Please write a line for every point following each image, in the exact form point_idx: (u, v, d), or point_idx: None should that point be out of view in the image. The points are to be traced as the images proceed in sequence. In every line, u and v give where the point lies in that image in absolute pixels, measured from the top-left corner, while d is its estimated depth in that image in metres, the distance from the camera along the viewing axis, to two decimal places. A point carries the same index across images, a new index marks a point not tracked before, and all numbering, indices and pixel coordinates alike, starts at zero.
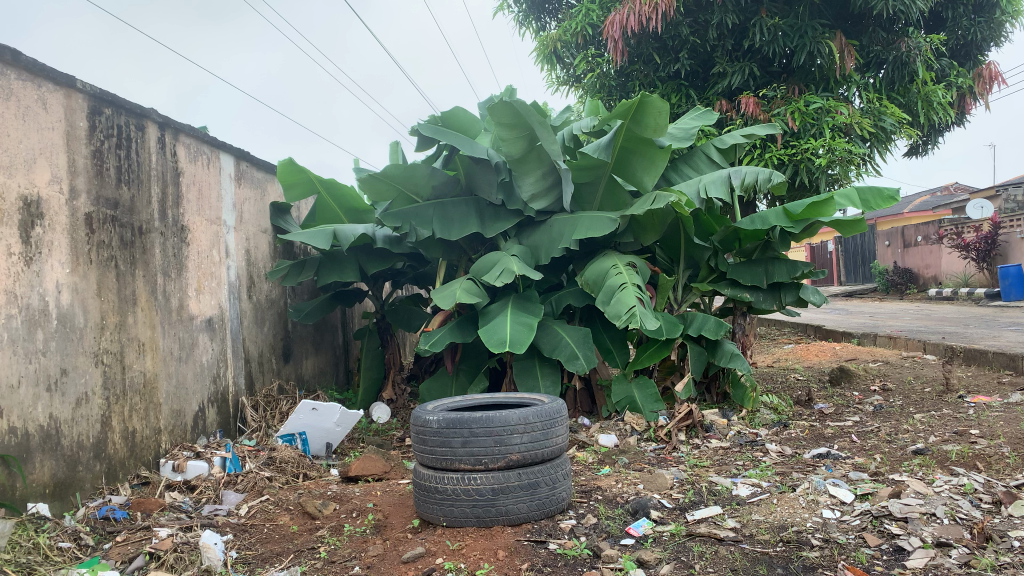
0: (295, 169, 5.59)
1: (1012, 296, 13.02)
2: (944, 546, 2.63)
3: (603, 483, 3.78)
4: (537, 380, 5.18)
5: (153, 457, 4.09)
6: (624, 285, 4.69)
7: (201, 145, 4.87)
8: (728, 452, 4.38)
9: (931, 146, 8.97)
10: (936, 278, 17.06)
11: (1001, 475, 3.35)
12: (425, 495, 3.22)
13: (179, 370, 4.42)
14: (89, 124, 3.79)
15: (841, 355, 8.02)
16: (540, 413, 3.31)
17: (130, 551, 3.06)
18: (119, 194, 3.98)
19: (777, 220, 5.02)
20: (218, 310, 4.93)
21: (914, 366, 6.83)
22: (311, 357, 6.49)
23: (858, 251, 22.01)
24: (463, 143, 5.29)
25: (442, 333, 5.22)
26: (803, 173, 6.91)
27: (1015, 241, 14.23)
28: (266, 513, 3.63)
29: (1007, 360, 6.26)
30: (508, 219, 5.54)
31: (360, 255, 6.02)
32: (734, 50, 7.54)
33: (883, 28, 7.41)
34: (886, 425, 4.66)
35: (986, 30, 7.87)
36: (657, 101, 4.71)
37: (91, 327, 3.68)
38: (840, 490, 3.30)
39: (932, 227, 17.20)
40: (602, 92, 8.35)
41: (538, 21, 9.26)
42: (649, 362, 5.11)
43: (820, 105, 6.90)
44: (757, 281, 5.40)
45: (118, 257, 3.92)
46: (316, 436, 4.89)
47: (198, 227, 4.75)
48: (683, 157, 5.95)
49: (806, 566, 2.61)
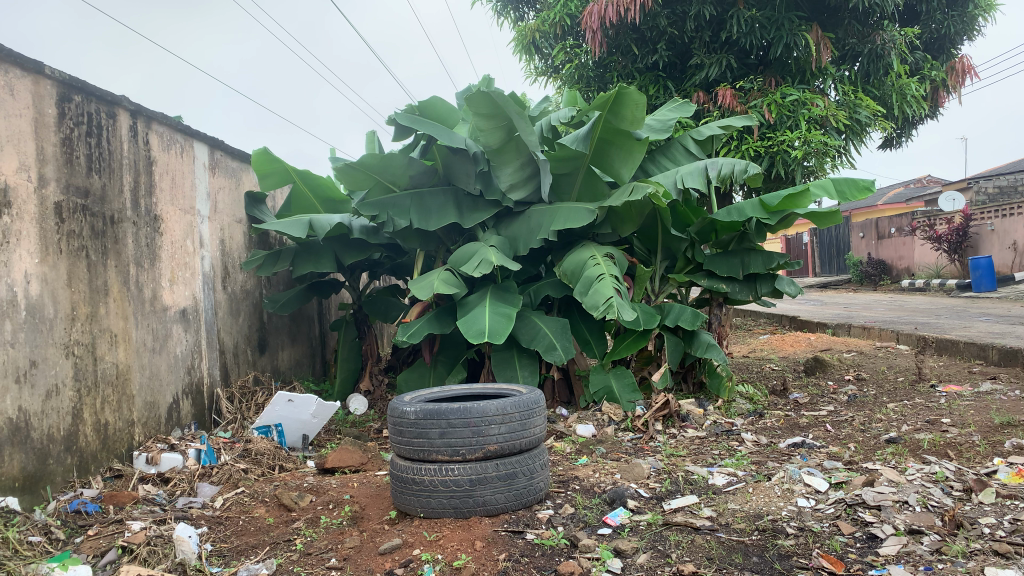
0: (270, 159, 5.53)
1: (983, 286, 13.19)
2: (916, 534, 2.66)
3: (581, 473, 3.79)
4: (516, 371, 5.17)
5: (126, 450, 4.05)
6: (601, 276, 4.69)
7: (174, 133, 4.80)
8: (705, 442, 4.41)
9: (905, 139, 9.06)
10: (909, 270, 17.27)
11: (973, 464, 3.39)
12: (402, 486, 3.19)
13: (153, 361, 4.37)
14: (58, 110, 3.73)
15: (816, 345, 8.10)
16: (519, 404, 3.30)
17: (103, 545, 3.04)
18: (89, 182, 3.92)
19: (754, 212, 5.07)
20: (192, 301, 4.88)
21: (886, 356, 6.91)
22: (287, 348, 6.44)
23: (834, 242, 22.29)
24: (442, 133, 5.14)
25: (420, 324, 5.19)
26: (779, 165, 6.99)
27: (986, 233, 14.51)
28: (242, 505, 3.60)
29: (978, 350, 6.35)
30: (486, 209, 5.52)
31: (336, 245, 6.01)
32: (711, 42, 7.54)
33: (858, 21, 7.48)
34: (861, 415, 4.71)
35: (959, 24, 7.96)
36: (635, 93, 4.73)
37: (62, 318, 3.63)
38: (815, 479, 3.32)
39: (907, 219, 17.41)
40: (580, 83, 8.33)
41: (516, 11, 9.22)
42: (626, 352, 5.14)
43: (796, 97, 6.95)
44: (735, 272, 5.39)
45: (89, 247, 3.86)
46: (292, 428, 4.83)
47: (171, 217, 4.68)
48: (660, 149, 5.94)
49: (781, 555, 2.63)
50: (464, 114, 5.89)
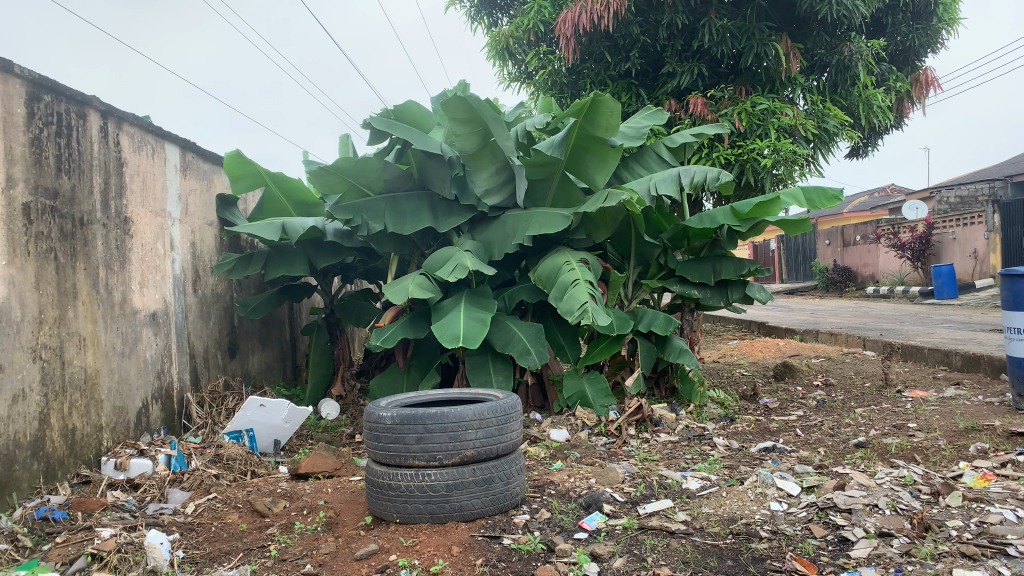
0: (243, 161, 5.48)
1: (945, 294, 13.44)
2: (886, 536, 2.71)
3: (556, 477, 3.80)
4: (490, 375, 5.18)
5: (94, 455, 3.98)
6: (576, 281, 4.71)
7: (146, 135, 4.75)
8: (677, 446, 4.46)
9: (871, 148, 9.24)
10: (873, 277, 17.58)
11: (939, 467, 3.47)
12: (378, 491, 3.18)
13: (122, 365, 4.30)
14: (28, 111, 3.67)
15: (785, 351, 8.21)
16: (496, 408, 3.31)
17: (71, 552, 2.97)
18: (59, 183, 3.86)
19: (724, 219, 5.10)
20: (162, 304, 4.82)
21: (854, 362, 7.03)
22: (258, 352, 6.37)
23: (800, 249, 22.65)
24: (418, 137, 5.13)
25: (395, 329, 5.16)
26: (749, 173, 7.06)
27: (948, 241, 14.84)
28: (214, 510, 3.56)
29: (942, 356, 6.48)
30: (462, 213, 5.53)
31: (309, 249, 5.98)
32: (683, 51, 7.61)
33: (826, 32, 7.57)
34: (830, 419, 4.79)
35: (923, 37, 8.13)
36: (610, 101, 4.75)
37: (29, 321, 3.56)
38: (787, 483, 3.38)
39: (871, 226, 17.74)
40: (554, 89, 8.38)
41: (489, 17, 9.24)
42: (600, 357, 5.17)
43: (766, 106, 7.05)
44: (706, 278, 5.48)
45: (58, 249, 3.80)
46: (263, 433, 4.79)
47: (141, 219, 4.63)
48: (634, 156, 6.00)
49: (754, 558, 2.66)
50: (440, 118, 5.90)
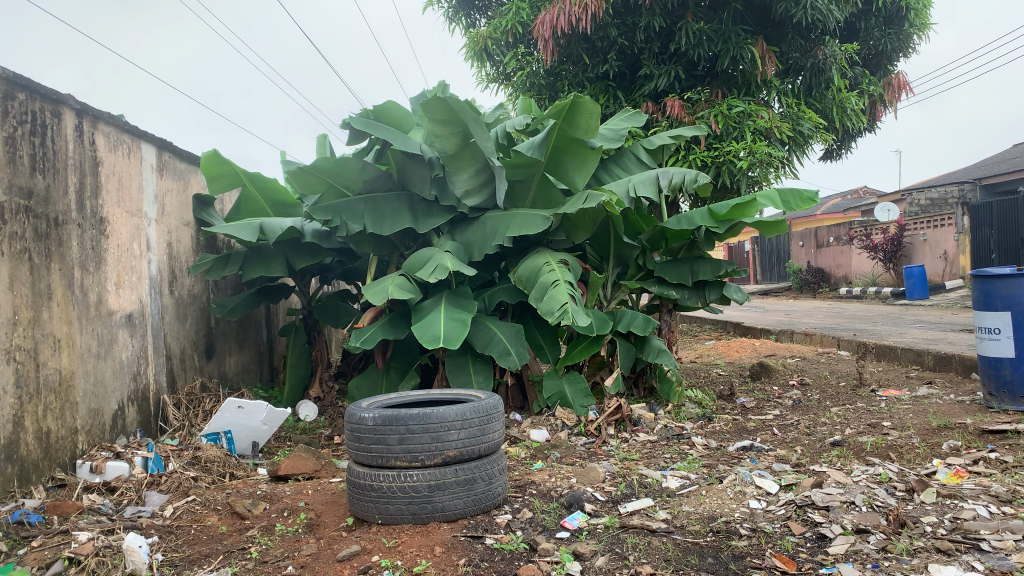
0: (220, 161, 5.44)
1: (916, 294, 13.65)
2: (863, 533, 2.76)
3: (537, 477, 3.82)
4: (470, 376, 5.18)
5: (69, 458, 3.93)
6: (556, 282, 4.73)
7: (121, 134, 4.69)
8: (656, 446, 4.49)
9: (844, 151, 9.36)
10: (847, 278, 17.81)
11: (913, 464, 3.53)
12: (360, 492, 3.17)
13: (97, 367, 4.25)
14: (2, 109, 3.61)
15: (760, 351, 8.30)
16: (478, 409, 3.32)
17: (47, 557, 2.93)
18: (33, 182, 3.81)
19: (702, 220, 5.11)
20: (138, 305, 4.77)
21: (829, 362, 7.12)
22: (234, 353, 6.32)
23: (775, 251, 22.88)
24: (398, 138, 5.12)
25: (374, 329, 5.15)
26: (725, 175, 7.13)
27: (919, 242, 15.08)
28: (192, 513, 3.53)
29: (914, 356, 6.58)
30: (441, 214, 5.53)
31: (287, 249, 5.95)
32: (660, 53, 7.66)
33: (801, 36, 7.66)
34: (806, 418, 4.85)
35: (895, 41, 8.25)
36: (590, 103, 4.75)
37: (3, 323, 3.50)
38: (766, 481, 3.42)
39: (844, 228, 17.98)
40: (532, 91, 8.41)
41: (467, 18, 9.24)
42: (579, 358, 5.20)
43: (742, 109, 7.13)
44: (684, 280, 5.53)
45: (32, 250, 3.75)
46: (242, 434, 4.77)
47: (117, 219, 4.57)
48: (612, 158, 6.03)
49: (735, 556, 2.69)
50: (419, 119, 5.90)
